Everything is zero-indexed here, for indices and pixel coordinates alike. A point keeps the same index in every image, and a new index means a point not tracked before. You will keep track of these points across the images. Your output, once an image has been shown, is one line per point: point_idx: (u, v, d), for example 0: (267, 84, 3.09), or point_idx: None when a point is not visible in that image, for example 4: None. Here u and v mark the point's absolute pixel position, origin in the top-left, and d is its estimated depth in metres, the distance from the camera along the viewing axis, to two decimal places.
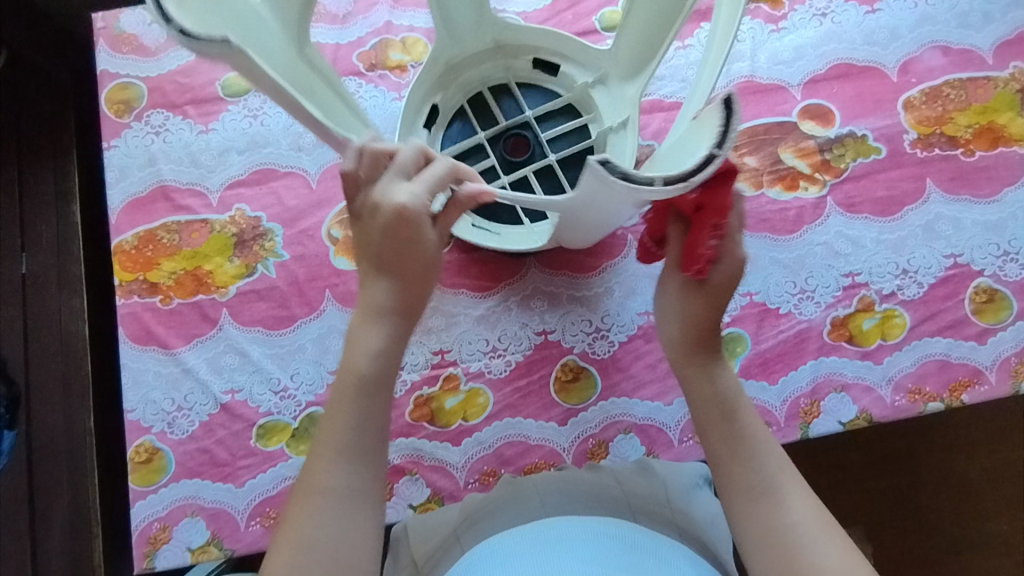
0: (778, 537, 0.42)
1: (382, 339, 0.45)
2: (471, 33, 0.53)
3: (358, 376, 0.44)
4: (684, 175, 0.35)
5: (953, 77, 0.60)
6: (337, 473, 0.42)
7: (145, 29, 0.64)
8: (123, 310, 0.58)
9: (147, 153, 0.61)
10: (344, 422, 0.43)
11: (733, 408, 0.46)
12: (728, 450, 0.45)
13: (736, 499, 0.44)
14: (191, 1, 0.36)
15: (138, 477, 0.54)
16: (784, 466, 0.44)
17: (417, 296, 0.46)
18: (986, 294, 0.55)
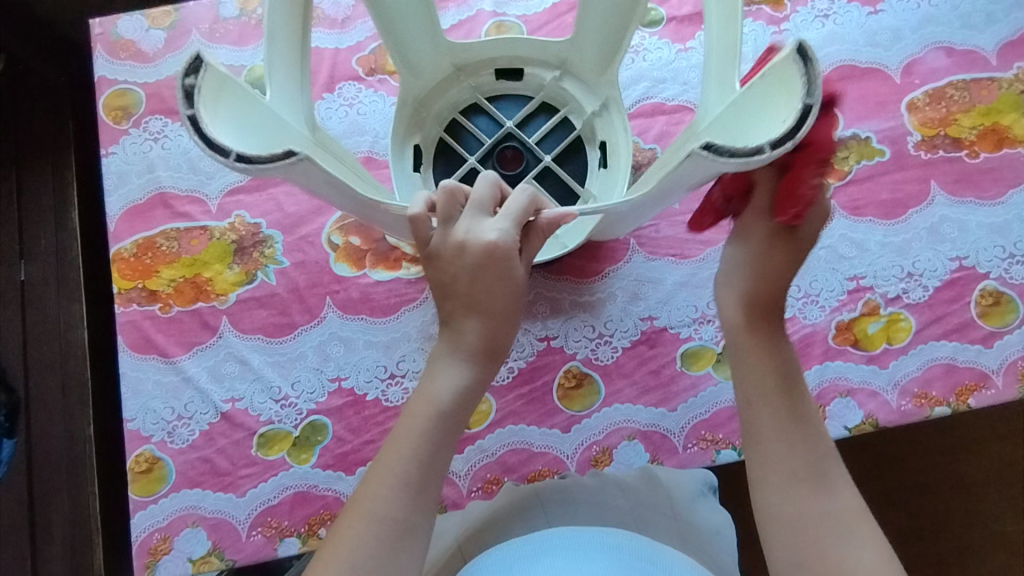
0: (814, 523, 0.39)
1: (465, 380, 0.42)
2: (428, 61, 0.52)
3: (435, 412, 0.41)
4: (788, 133, 0.32)
5: (956, 79, 0.59)
6: (393, 503, 0.39)
7: (144, 35, 0.63)
8: (122, 318, 0.57)
9: (146, 159, 0.61)
10: (406, 452, 0.40)
11: (789, 383, 0.42)
12: (785, 420, 0.41)
13: (782, 475, 0.40)
14: (230, 125, 0.35)
15: (139, 487, 0.54)
16: (829, 455, 0.41)
17: (502, 334, 0.43)
18: (991, 297, 0.55)
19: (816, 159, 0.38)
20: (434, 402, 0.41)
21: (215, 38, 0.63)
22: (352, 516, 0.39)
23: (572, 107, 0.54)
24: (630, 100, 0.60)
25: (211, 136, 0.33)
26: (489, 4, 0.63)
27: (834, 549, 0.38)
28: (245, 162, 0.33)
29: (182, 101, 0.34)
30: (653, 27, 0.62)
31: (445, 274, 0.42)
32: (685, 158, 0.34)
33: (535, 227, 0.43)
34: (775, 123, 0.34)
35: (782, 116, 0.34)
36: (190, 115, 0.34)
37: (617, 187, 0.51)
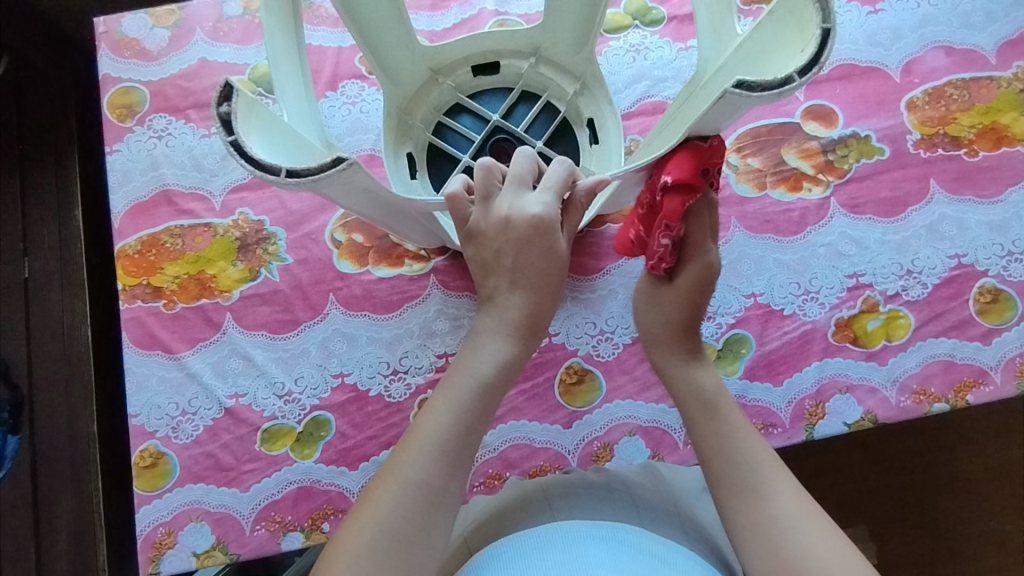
0: (761, 527, 0.40)
1: (508, 351, 0.45)
2: (404, 69, 0.53)
3: (480, 380, 0.43)
4: (813, 60, 0.33)
5: (956, 78, 0.60)
6: (428, 469, 0.40)
7: (148, 33, 0.64)
8: (127, 315, 0.58)
9: (150, 157, 0.61)
10: (443, 417, 0.42)
11: (716, 407, 0.45)
12: (712, 444, 0.44)
13: (721, 495, 0.42)
14: (265, 143, 0.36)
15: (144, 482, 0.54)
16: (770, 463, 0.43)
17: (543, 307, 0.46)
18: (990, 295, 0.55)
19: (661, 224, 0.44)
20: (476, 373, 0.44)
21: (218, 37, 0.63)
22: (364, 510, 0.40)
23: (553, 91, 0.55)
24: (631, 99, 0.61)
25: (258, 159, 0.34)
26: (491, 3, 0.64)
27: (786, 547, 0.39)
28: (298, 176, 0.34)
29: (221, 131, 0.34)
30: (654, 26, 0.62)
31: (485, 250, 0.45)
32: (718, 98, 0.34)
33: (574, 200, 0.46)
34: (797, 54, 0.34)
35: (803, 45, 0.34)
36: (232, 141, 0.34)
37: (613, 161, 0.53)
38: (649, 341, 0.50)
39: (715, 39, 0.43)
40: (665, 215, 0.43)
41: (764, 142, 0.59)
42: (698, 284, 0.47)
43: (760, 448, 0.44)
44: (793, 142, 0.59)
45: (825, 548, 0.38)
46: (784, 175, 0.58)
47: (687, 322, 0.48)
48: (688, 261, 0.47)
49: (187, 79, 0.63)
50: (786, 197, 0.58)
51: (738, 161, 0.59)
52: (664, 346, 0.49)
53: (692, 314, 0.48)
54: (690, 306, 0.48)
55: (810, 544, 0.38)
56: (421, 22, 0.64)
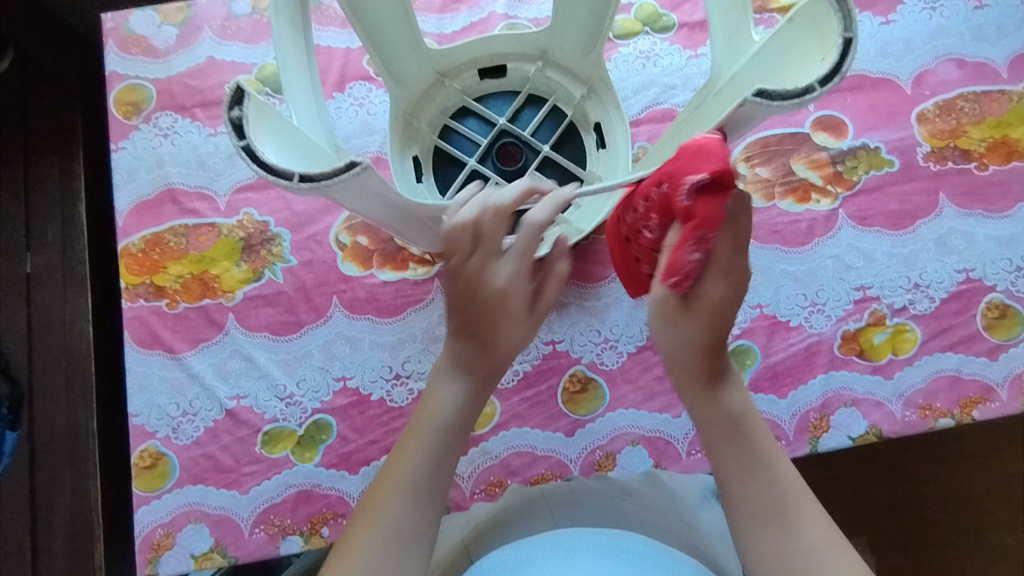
0: (788, 567, 0.36)
1: (457, 394, 0.41)
2: (412, 71, 0.53)
3: (439, 423, 0.40)
4: (835, 69, 0.33)
5: (967, 91, 0.59)
6: (399, 510, 0.37)
7: (155, 30, 0.64)
8: (129, 313, 0.57)
9: (156, 155, 0.61)
10: (415, 456, 0.39)
11: (743, 433, 0.39)
12: (735, 469, 0.38)
13: (751, 529, 0.37)
14: (277, 147, 0.36)
15: (143, 482, 0.54)
16: (798, 492, 0.38)
17: (496, 354, 0.42)
18: (998, 310, 0.55)
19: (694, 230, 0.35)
20: (435, 413, 0.41)
21: (227, 36, 0.63)
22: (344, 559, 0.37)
23: (559, 94, 0.55)
24: (640, 107, 0.60)
25: (271, 163, 0.33)
26: (501, 6, 0.64)
27: None
28: (310, 180, 0.33)
29: (233, 135, 0.33)
30: (664, 33, 0.62)
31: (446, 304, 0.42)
32: (738, 105, 0.33)
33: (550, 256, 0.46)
34: (818, 62, 0.34)
35: (824, 53, 0.34)
36: (244, 146, 0.33)
37: (619, 167, 0.53)
38: (672, 365, 0.40)
39: (729, 45, 0.43)
40: (698, 219, 0.35)
41: (773, 151, 0.59)
42: (736, 293, 0.38)
43: (788, 471, 0.39)
44: (802, 152, 0.59)
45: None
46: (793, 186, 0.58)
47: (717, 341, 0.39)
48: (705, 279, 0.37)
49: (194, 77, 0.62)
50: (794, 208, 0.58)
51: (746, 171, 0.59)
52: (692, 372, 0.39)
53: (718, 333, 0.38)
54: (717, 326, 0.38)
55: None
56: (431, 24, 0.63)
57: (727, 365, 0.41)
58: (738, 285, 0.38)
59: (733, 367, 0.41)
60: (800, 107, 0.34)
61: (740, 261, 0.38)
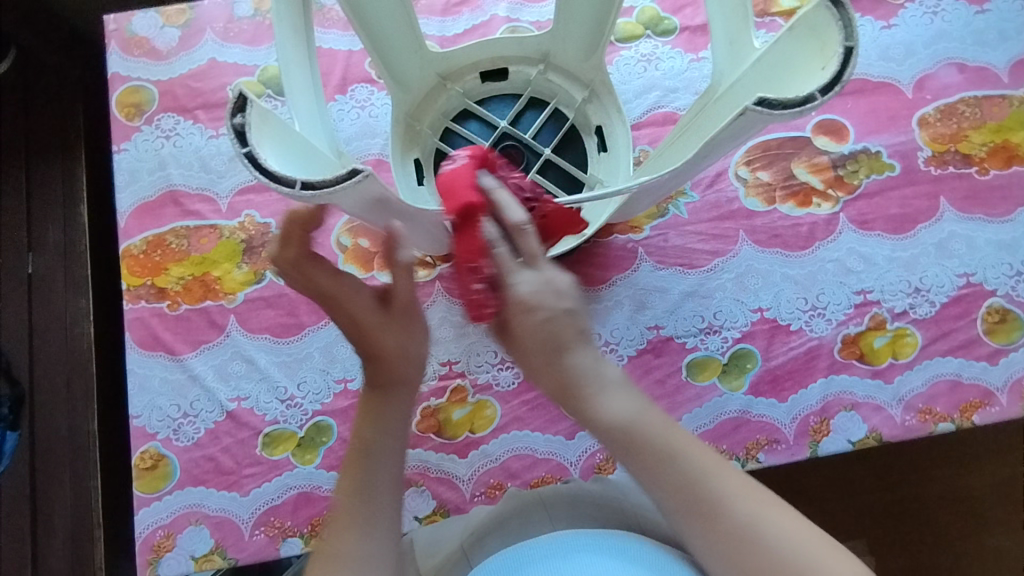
0: (729, 539, 0.36)
1: (370, 413, 0.42)
2: (414, 74, 0.53)
3: (359, 450, 0.41)
4: (835, 78, 0.33)
5: (968, 95, 0.59)
6: (355, 544, 0.38)
7: (157, 32, 0.64)
8: (131, 315, 0.58)
9: (157, 157, 0.61)
10: (351, 494, 0.39)
11: (637, 437, 0.38)
12: (651, 476, 0.38)
13: (682, 524, 0.37)
14: (279, 154, 0.36)
15: (143, 484, 0.54)
16: (710, 466, 0.38)
17: (396, 361, 0.43)
18: (998, 315, 0.55)
19: (465, 267, 0.40)
20: (362, 446, 0.41)
21: (229, 38, 0.63)
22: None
23: (561, 98, 0.55)
24: (641, 110, 0.61)
25: (273, 171, 0.33)
26: (503, 10, 0.64)
27: (764, 558, 0.35)
28: (312, 188, 0.33)
29: (235, 142, 0.33)
30: (665, 37, 0.62)
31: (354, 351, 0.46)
32: (738, 114, 0.33)
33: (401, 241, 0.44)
34: (818, 71, 0.34)
35: (824, 62, 0.34)
36: (246, 153, 0.33)
37: (621, 171, 0.53)
38: (550, 388, 0.41)
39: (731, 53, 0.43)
40: (465, 256, 0.40)
41: (774, 155, 0.59)
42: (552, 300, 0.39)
43: (693, 445, 0.39)
44: (803, 156, 0.59)
45: (789, 538, 0.36)
46: (793, 190, 0.58)
47: (570, 336, 0.40)
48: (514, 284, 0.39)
49: (196, 79, 0.62)
50: (795, 212, 0.58)
51: (747, 174, 0.59)
52: (559, 392, 0.40)
53: (562, 337, 0.39)
54: (567, 329, 0.39)
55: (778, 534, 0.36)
56: (432, 27, 0.64)
57: (592, 363, 0.39)
58: (554, 288, 0.40)
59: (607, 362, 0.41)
60: (802, 117, 0.33)
61: (534, 275, 0.40)
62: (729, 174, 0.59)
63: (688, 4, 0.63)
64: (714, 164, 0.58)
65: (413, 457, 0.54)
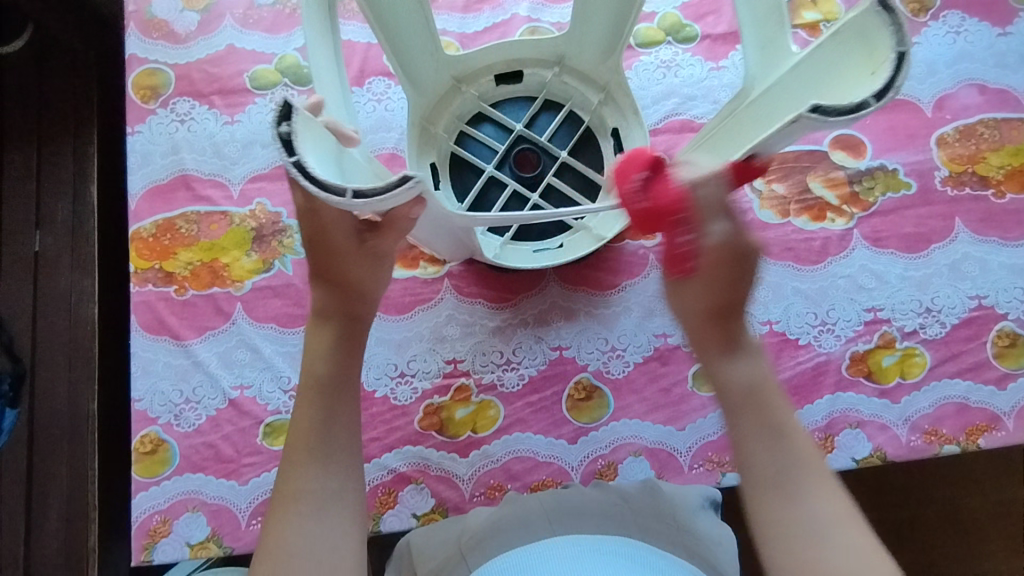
0: (791, 531, 0.35)
1: (327, 343, 0.42)
2: (429, 77, 0.52)
3: (316, 378, 0.41)
4: (889, 84, 0.32)
5: (988, 117, 0.59)
6: (313, 478, 0.39)
7: (177, 15, 0.63)
8: (137, 297, 0.57)
9: (171, 140, 0.61)
10: (310, 423, 0.40)
11: (757, 400, 0.38)
12: (752, 439, 0.38)
13: (753, 494, 0.37)
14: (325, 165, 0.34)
15: (142, 468, 0.54)
16: (808, 460, 0.37)
17: (355, 298, 0.43)
18: (1008, 339, 0.55)
19: (668, 218, 0.37)
20: (318, 376, 0.41)
21: (248, 25, 0.63)
22: (284, 508, 0.38)
23: (576, 100, 0.55)
24: (658, 117, 0.60)
25: (322, 179, 0.31)
26: (524, 9, 0.63)
27: (807, 549, 0.35)
28: (364, 196, 0.32)
29: (282, 152, 0.32)
30: (686, 44, 0.62)
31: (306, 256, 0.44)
32: (792, 122, 0.33)
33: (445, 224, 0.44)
34: (868, 76, 0.34)
35: (876, 67, 0.34)
36: (295, 162, 0.31)
37: None
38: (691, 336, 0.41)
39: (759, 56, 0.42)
40: (660, 207, 0.38)
41: (790, 168, 0.58)
42: (736, 261, 0.38)
43: (806, 443, 0.38)
44: (819, 170, 0.58)
45: (858, 557, 0.34)
46: (808, 204, 0.58)
47: (724, 306, 0.39)
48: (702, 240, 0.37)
49: (213, 65, 0.62)
50: (809, 226, 0.57)
51: (762, 186, 0.58)
52: (701, 344, 0.41)
53: (722, 298, 0.39)
54: (724, 292, 0.39)
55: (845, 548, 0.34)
56: (453, 23, 0.63)
57: (737, 337, 0.40)
58: (738, 247, 0.38)
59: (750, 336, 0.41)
60: (857, 122, 0.33)
61: (725, 227, 0.37)
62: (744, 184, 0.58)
63: (711, 13, 0.62)
64: None
65: (414, 454, 0.54)
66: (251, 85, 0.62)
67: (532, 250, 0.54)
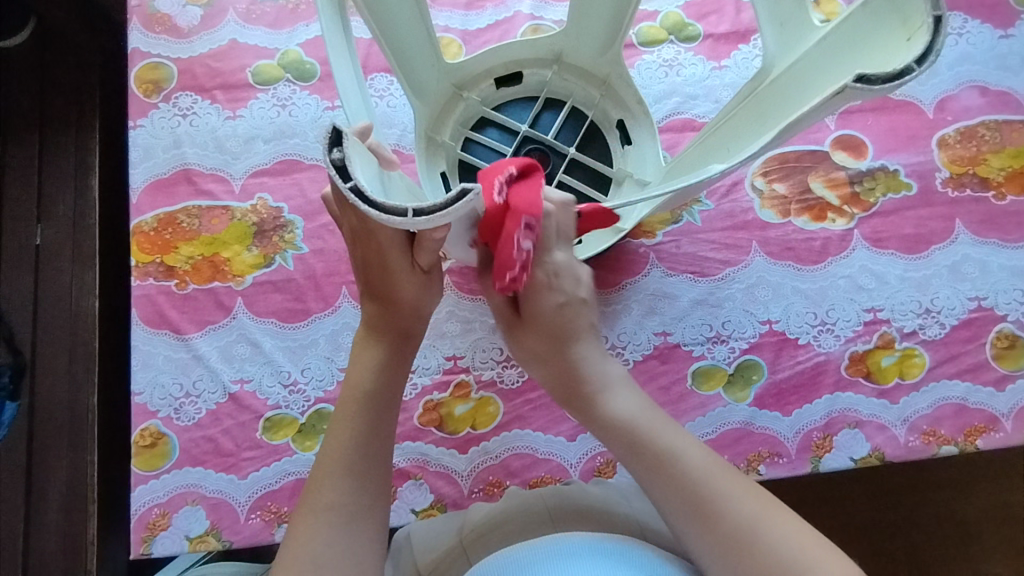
0: (731, 544, 0.37)
1: (377, 359, 0.44)
2: (432, 86, 0.52)
3: (362, 391, 0.43)
4: (927, 49, 0.32)
5: (989, 119, 0.59)
6: (341, 489, 0.40)
7: (180, 10, 0.64)
8: (138, 291, 0.57)
9: (173, 134, 0.61)
10: (347, 436, 0.41)
11: (638, 431, 0.41)
12: (653, 475, 0.40)
13: (683, 524, 0.38)
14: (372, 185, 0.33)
15: (142, 461, 0.54)
16: (709, 467, 0.39)
17: (406, 314, 0.45)
18: (1007, 340, 0.55)
19: (523, 220, 0.35)
20: (358, 386, 0.43)
21: (251, 20, 0.63)
22: (307, 516, 0.39)
23: (578, 96, 0.55)
24: (661, 115, 0.60)
25: (380, 202, 0.30)
26: (527, 7, 0.63)
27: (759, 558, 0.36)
28: (426, 214, 0.31)
29: (336, 178, 0.30)
30: (688, 43, 0.62)
31: (356, 274, 0.45)
32: (835, 93, 0.32)
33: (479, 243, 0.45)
34: (906, 43, 0.34)
35: (912, 33, 0.34)
36: (351, 187, 0.30)
37: (650, 161, 0.54)
38: (561, 389, 0.44)
39: (780, 34, 0.43)
40: (527, 207, 0.34)
41: (791, 168, 0.59)
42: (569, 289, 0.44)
43: (690, 443, 0.41)
44: (820, 170, 0.58)
45: (788, 537, 0.37)
46: (809, 204, 0.58)
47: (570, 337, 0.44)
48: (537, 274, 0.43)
49: (216, 60, 0.62)
50: (809, 226, 0.58)
51: (764, 186, 0.58)
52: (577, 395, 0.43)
53: (568, 328, 0.44)
54: (562, 321, 0.44)
55: (773, 534, 0.37)
56: (456, 19, 0.63)
57: (596, 364, 0.44)
58: (563, 280, 0.44)
59: (614, 367, 0.44)
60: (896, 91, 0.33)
61: (564, 258, 0.45)
62: (746, 184, 0.58)
63: (713, 12, 0.63)
64: (730, 173, 0.58)
65: (414, 450, 0.54)
66: (253, 80, 0.62)
67: None
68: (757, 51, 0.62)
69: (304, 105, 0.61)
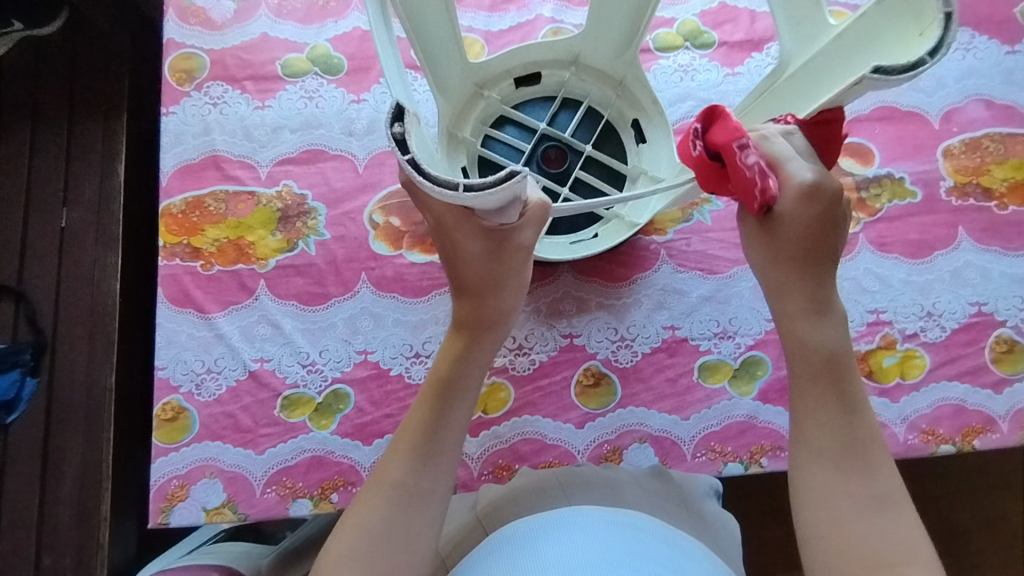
0: (842, 505, 0.40)
1: (456, 349, 0.47)
2: (455, 84, 0.54)
3: (439, 380, 0.46)
4: (940, 42, 0.35)
5: (993, 131, 0.61)
6: (402, 468, 0.43)
7: (214, 4, 0.66)
8: (164, 271, 0.59)
9: (204, 122, 0.63)
10: (418, 418, 0.45)
11: (837, 371, 0.44)
12: (822, 419, 0.43)
13: (824, 466, 0.42)
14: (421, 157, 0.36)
15: (162, 434, 0.56)
16: (867, 442, 0.42)
17: (488, 308, 0.48)
18: (1006, 345, 0.56)
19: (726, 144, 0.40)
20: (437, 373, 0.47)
21: (282, 15, 0.66)
22: (375, 488, 0.43)
23: (594, 97, 0.58)
24: (675, 117, 0.62)
25: (434, 174, 0.33)
26: (548, 10, 0.66)
27: (871, 537, 0.39)
28: (475, 189, 0.34)
29: (396, 149, 0.33)
30: (704, 49, 0.64)
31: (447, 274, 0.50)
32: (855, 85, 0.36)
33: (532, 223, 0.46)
34: (918, 38, 0.37)
35: (924, 29, 0.36)
36: (408, 159, 0.33)
37: (663, 160, 0.56)
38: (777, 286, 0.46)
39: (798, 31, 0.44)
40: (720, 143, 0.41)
41: None
42: (829, 203, 0.43)
43: (870, 421, 0.43)
44: None
45: (903, 539, 0.39)
46: None
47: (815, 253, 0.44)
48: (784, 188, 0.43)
49: (247, 52, 0.65)
50: None
51: None
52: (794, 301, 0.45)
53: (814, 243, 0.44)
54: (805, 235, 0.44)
55: (897, 529, 0.40)
56: (479, 20, 0.66)
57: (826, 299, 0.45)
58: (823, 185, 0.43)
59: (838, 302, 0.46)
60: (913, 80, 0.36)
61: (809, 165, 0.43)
62: None
63: (728, 21, 0.65)
64: None
65: None
66: (282, 72, 0.64)
67: (568, 243, 0.56)
68: (770, 59, 0.64)
69: (330, 97, 0.63)
